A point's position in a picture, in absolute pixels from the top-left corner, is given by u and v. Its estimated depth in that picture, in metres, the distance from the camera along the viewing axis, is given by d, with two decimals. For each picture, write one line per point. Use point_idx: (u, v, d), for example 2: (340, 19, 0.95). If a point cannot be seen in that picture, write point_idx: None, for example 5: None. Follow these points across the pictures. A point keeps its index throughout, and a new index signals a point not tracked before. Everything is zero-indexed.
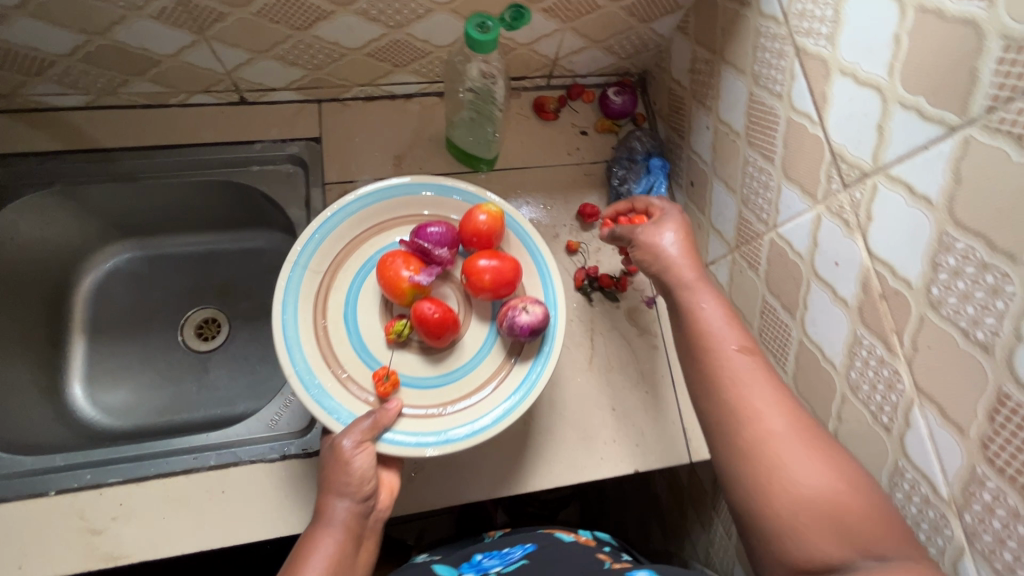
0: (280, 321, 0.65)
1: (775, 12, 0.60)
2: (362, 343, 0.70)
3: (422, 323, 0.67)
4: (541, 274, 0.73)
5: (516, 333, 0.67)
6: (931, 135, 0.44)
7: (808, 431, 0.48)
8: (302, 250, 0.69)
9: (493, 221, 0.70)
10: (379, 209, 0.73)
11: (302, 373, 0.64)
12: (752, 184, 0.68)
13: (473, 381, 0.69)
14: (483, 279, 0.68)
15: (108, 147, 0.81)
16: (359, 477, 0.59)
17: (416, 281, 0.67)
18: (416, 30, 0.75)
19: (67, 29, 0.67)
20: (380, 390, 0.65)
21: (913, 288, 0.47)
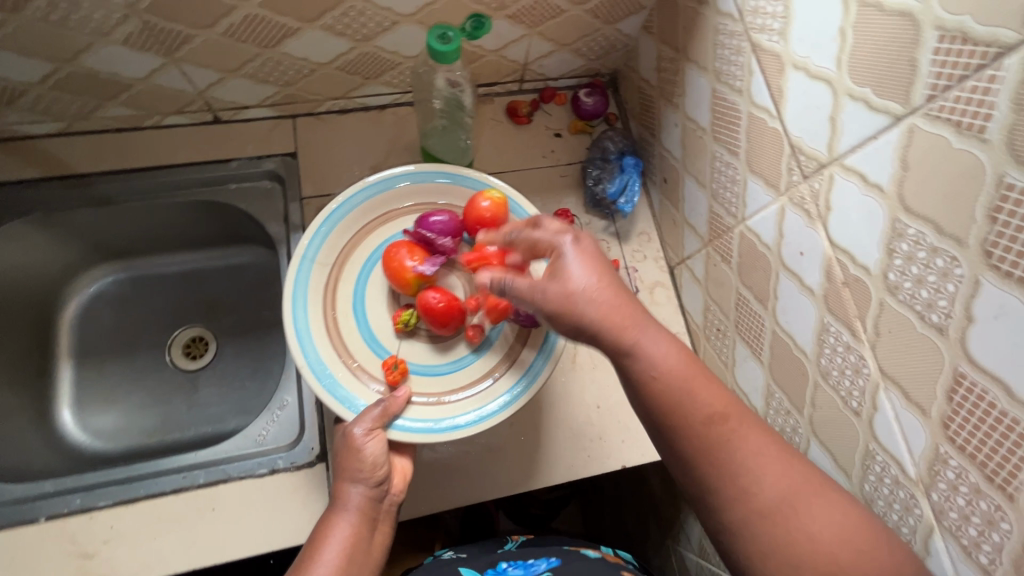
0: (290, 314, 0.66)
1: (730, 9, 0.61)
2: (370, 333, 0.70)
3: (428, 312, 0.68)
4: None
5: (522, 320, 0.67)
6: (880, 125, 0.45)
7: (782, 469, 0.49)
8: (310, 243, 0.70)
9: (496, 207, 0.70)
10: (384, 200, 0.74)
11: (313, 364, 0.64)
12: (720, 178, 0.69)
13: (485, 365, 0.70)
14: (491, 266, 0.68)
15: (85, 172, 0.82)
16: (371, 463, 0.61)
17: (421, 271, 0.69)
18: (384, 42, 0.76)
19: (36, 58, 0.67)
20: (390, 379, 0.66)
21: (872, 275, 0.48)
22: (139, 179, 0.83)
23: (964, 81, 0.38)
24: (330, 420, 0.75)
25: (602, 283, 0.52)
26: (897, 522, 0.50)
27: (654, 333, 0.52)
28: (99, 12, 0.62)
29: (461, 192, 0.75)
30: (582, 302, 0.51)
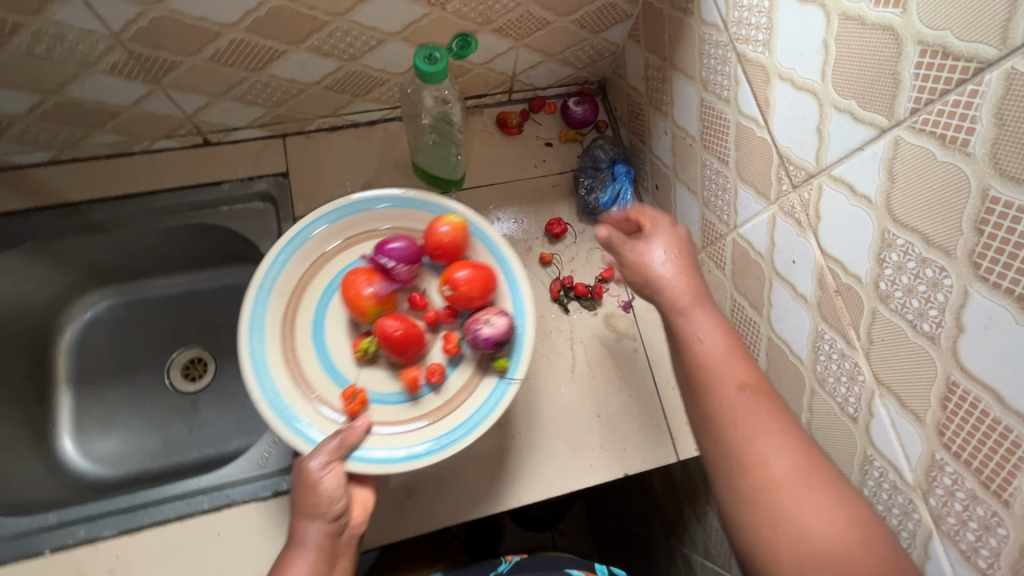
0: (247, 348, 0.67)
1: (714, 20, 0.62)
2: (330, 362, 0.71)
3: (385, 341, 0.68)
4: (509, 283, 0.72)
5: (480, 346, 0.68)
6: (865, 136, 0.46)
7: (800, 459, 0.50)
8: (267, 273, 0.70)
9: (455, 232, 0.71)
10: (343, 227, 0.74)
11: (271, 399, 0.65)
12: (711, 186, 0.70)
13: (448, 391, 0.70)
14: (460, 290, 0.69)
15: (75, 201, 0.81)
16: (328, 497, 0.61)
17: (379, 299, 0.70)
18: (371, 60, 0.75)
19: (22, 91, 0.67)
20: (349, 409, 0.67)
21: (864, 284, 0.49)
22: (130, 205, 0.83)
23: (946, 95, 0.39)
24: None
25: (676, 262, 0.61)
26: (897, 526, 0.51)
27: (706, 305, 0.59)
28: (83, 44, 0.62)
29: (421, 216, 0.75)
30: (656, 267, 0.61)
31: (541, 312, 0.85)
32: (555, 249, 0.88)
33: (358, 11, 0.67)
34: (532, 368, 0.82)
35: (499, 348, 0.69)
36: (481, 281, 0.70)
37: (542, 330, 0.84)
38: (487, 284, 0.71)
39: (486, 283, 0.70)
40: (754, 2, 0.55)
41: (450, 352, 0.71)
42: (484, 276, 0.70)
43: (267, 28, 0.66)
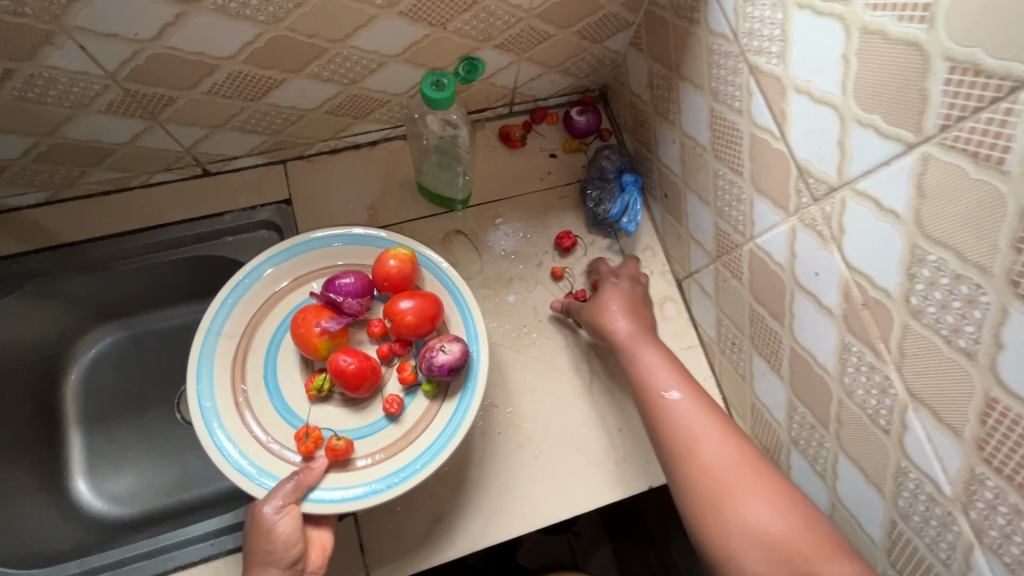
0: (195, 395, 0.66)
1: (723, 30, 0.61)
2: (284, 402, 0.70)
3: (339, 376, 0.67)
4: (462, 312, 0.72)
5: (435, 374, 0.67)
6: (891, 151, 0.45)
7: (743, 458, 0.61)
8: (214, 317, 0.69)
9: (402, 263, 0.70)
10: (292, 265, 0.74)
11: (221, 446, 0.65)
12: (724, 196, 0.69)
13: (411, 419, 0.70)
14: (405, 321, 0.68)
15: (75, 241, 0.79)
16: (283, 542, 0.60)
17: (328, 334, 0.68)
18: (371, 83, 0.74)
19: (15, 135, 0.65)
20: (303, 450, 0.66)
21: (893, 298, 0.48)
22: (131, 242, 0.81)
23: (978, 112, 0.38)
24: None
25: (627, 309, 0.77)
26: (935, 538, 0.51)
27: (652, 341, 0.74)
28: (78, 85, 0.60)
29: (372, 249, 0.75)
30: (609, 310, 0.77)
31: (556, 327, 0.84)
32: (566, 262, 0.87)
33: (358, 36, 0.65)
34: (551, 385, 0.81)
35: (455, 377, 0.68)
36: (430, 311, 0.69)
37: (557, 346, 0.83)
38: (437, 314, 0.70)
39: (435, 313, 0.69)
40: (766, 13, 0.54)
41: (408, 380, 0.70)
42: (431, 307, 0.69)
43: (266, 59, 0.64)
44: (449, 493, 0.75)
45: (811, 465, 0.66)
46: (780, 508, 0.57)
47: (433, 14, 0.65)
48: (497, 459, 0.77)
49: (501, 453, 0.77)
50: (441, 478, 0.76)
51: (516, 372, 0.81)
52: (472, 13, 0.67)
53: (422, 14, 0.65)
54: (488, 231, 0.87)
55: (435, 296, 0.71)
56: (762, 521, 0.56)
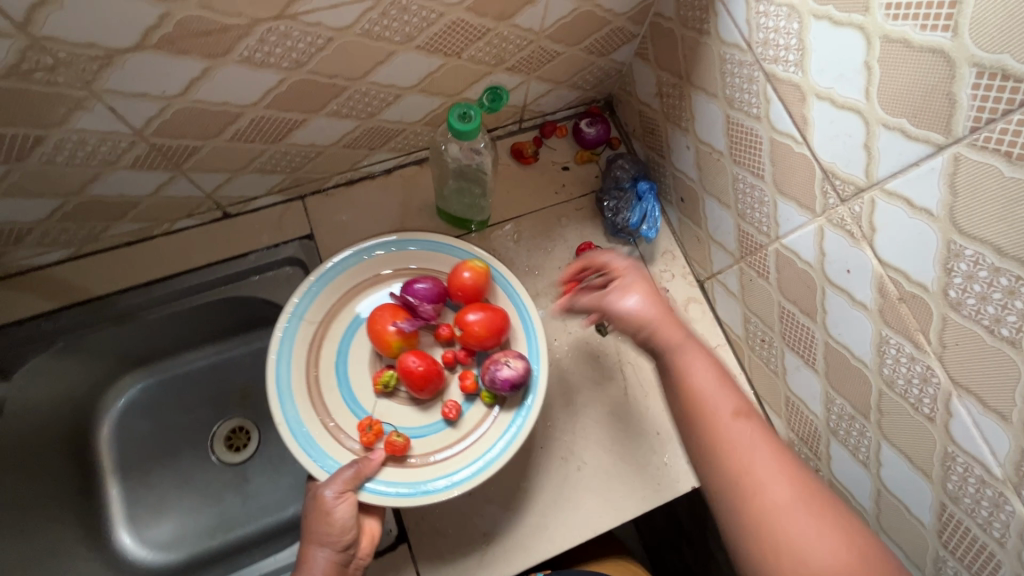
0: (274, 372, 0.72)
1: (736, 40, 0.62)
2: (351, 393, 0.75)
3: (407, 376, 0.73)
4: (526, 330, 0.77)
5: (496, 386, 0.72)
6: (921, 153, 0.47)
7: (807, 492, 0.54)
8: (299, 303, 0.75)
9: (476, 277, 0.76)
10: (371, 263, 0.79)
11: (291, 423, 0.70)
12: (745, 199, 0.71)
13: (466, 425, 0.75)
14: (473, 332, 0.74)
15: (101, 294, 0.79)
16: (340, 528, 0.66)
17: (402, 334, 0.74)
18: (388, 115, 0.75)
19: (43, 197, 0.65)
20: (364, 440, 0.71)
21: (931, 292, 0.50)
22: (158, 290, 0.81)
23: (1008, 114, 0.40)
24: None
25: (652, 301, 0.62)
26: (988, 517, 0.52)
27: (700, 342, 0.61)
28: (106, 143, 0.60)
29: (450, 259, 0.81)
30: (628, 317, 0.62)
31: (585, 338, 0.85)
32: None
33: (377, 73, 0.66)
34: (586, 396, 0.83)
35: (514, 392, 0.73)
36: (497, 326, 0.74)
37: (589, 356, 0.85)
38: (503, 330, 0.75)
39: (501, 329, 0.74)
40: (781, 23, 0.56)
41: (469, 388, 0.75)
42: (499, 322, 0.74)
43: (288, 102, 0.64)
44: (500, 512, 0.76)
45: (852, 454, 0.68)
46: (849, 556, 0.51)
47: (448, 45, 0.66)
48: (543, 474, 0.78)
49: (545, 467, 0.79)
50: (490, 497, 0.77)
51: (551, 386, 0.82)
52: (486, 41, 0.68)
53: (438, 46, 0.65)
54: (509, 249, 0.88)
55: (504, 312, 0.76)
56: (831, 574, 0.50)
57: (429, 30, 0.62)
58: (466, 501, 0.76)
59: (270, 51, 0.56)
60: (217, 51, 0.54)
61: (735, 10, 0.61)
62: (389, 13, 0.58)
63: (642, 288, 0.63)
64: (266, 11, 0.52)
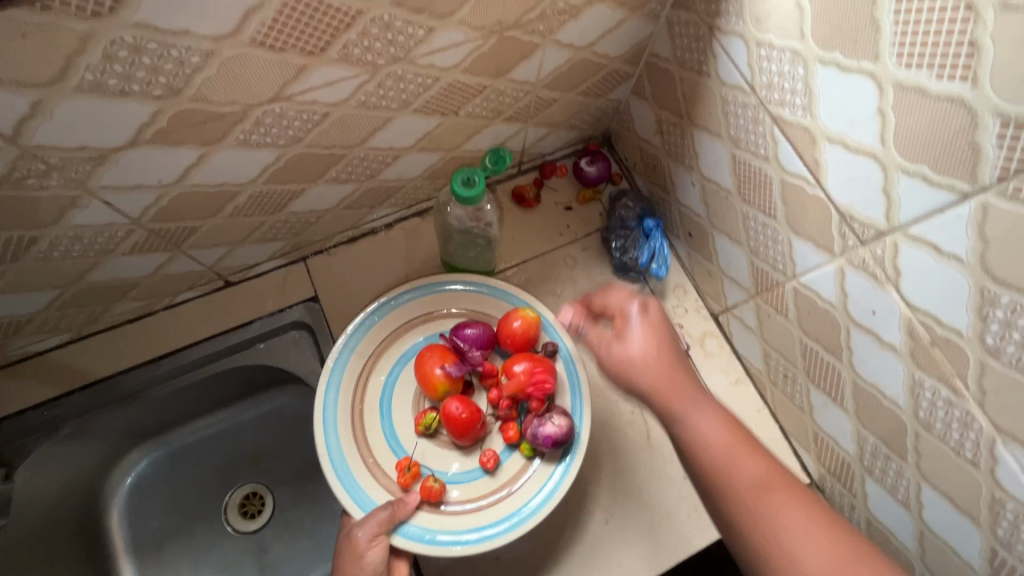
0: (322, 401, 0.74)
1: (739, 82, 0.61)
2: (392, 430, 0.76)
3: (449, 422, 0.72)
4: (571, 384, 0.76)
5: (539, 442, 0.71)
6: (945, 200, 0.45)
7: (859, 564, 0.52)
8: (351, 335, 0.77)
9: (527, 326, 0.75)
10: (425, 301, 0.80)
11: (332, 452, 0.72)
12: (758, 237, 0.69)
13: (503, 474, 0.74)
14: (519, 382, 0.72)
15: (104, 376, 0.77)
16: (371, 570, 0.65)
17: (448, 377, 0.72)
18: (388, 174, 0.74)
19: (40, 290, 0.63)
20: (402, 481, 0.71)
21: (966, 337, 0.48)
22: (163, 366, 0.79)
23: None
24: (433, 571, 0.73)
25: (657, 348, 0.63)
26: None
27: (698, 396, 0.62)
28: (103, 235, 0.58)
29: (501, 304, 0.81)
30: (639, 369, 0.62)
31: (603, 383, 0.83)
32: None
33: (375, 138, 0.64)
34: (608, 444, 0.80)
35: (554, 449, 0.72)
36: (544, 378, 0.72)
37: (608, 401, 0.82)
38: (549, 383, 0.74)
39: (549, 382, 0.72)
40: (785, 68, 0.55)
41: (510, 440, 0.74)
42: (547, 374, 0.73)
43: (286, 176, 0.63)
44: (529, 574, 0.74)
45: (891, 494, 0.65)
46: None
47: (445, 105, 0.65)
48: (570, 530, 0.76)
49: (573, 522, 0.76)
50: (516, 559, 0.74)
51: None
52: (482, 97, 0.67)
53: (436, 107, 0.64)
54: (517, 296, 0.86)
55: (553, 363, 0.75)
56: None
57: (426, 94, 0.61)
58: (494, 565, 0.74)
59: (266, 131, 0.55)
60: (212, 138, 0.52)
61: (734, 54, 0.60)
62: (384, 84, 0.56)
63: (644, 334, 0.64)
64: (260, 96, 0.50)
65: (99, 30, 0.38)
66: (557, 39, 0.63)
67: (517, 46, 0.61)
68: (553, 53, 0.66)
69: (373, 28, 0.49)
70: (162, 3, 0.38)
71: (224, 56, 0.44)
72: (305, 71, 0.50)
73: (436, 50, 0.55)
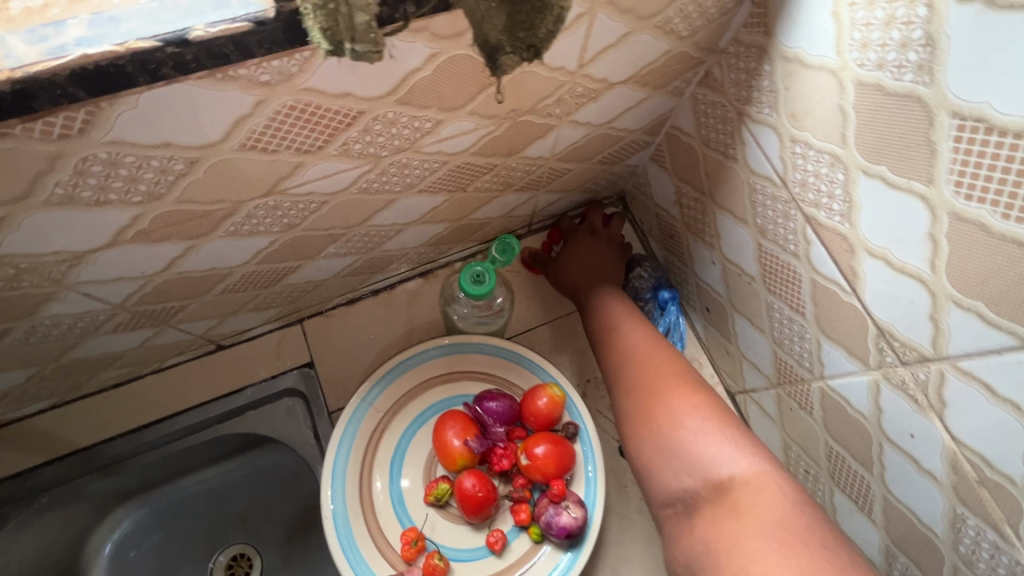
0: (332, 458, 0.69)
1: (769, 173, 0.57)
2: (400, 496, 0.72)
3: (462, 498, 0.67)
4: (588, 469, 0.71)
5: (551, 531, 0.66)
6: (1002, 342, 0.41)
7: (680, 377, 0.64)
8: (371, 390, 0.72)
9: (552, 405, 0.70)
10: (450, 361, 0.76)
11: (336, 513, 0.68)
12: (783, 328, 0.64)
13: (508, 556, 0.70)
14: (537, 466, 0.68)
15: (87, 445, 0.74)
16: None
17: (467, 453, 0.69)
18: (391, 245, 0.70)
19: (18, 368, 0.59)
20: (405, 553, 0.67)
21: (1020, 486, 0.43)
22: (149, 434, 0.75)
23: None
24: None
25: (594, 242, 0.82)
26: None
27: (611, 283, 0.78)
28: (83, 320, 0.55)
29: (526, 373, 0.76)
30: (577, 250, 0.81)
31: (611, 464, 0.79)
32: None
33: (377, 217, 0.60)
34: (614, 533, 0.75)
35: (564, 540, 0.67)
36: (564, 465, 0.68)
37: (616, 485, 0.78)
38: (568, 468, 0.69)
39: (567, 469, 0.69)
40: (822, 169, 0.50)
41: (520, 522, 0.69)
42: (567, 459, 0.69)
43: (281, 256, 0.59)
44: None
45: None
46: (704, 416, 0.59)
47: (452, 184, 0.61)
48: None
49: None
50: None
51: None
52: (493, 173, 0.63)
53: (443, 186, 0.60)
54: None
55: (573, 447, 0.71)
56: (687, 435, 0.58)
57: (432, 176, 0.57)
58: None
59: (258, 222, 0.51)
60: (200, 232, 0.48)
61: (766, 144, 0.56)
62: (388, 171, 0.52)
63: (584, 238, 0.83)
64: (253, 192, 0.46)
65: (68, 149, 0.34)
66: (574, 119, 0.59)
67: (531, 129, 0.57)
68: (570, 131, 0.61)
69: (375, 125, 0.45)
70: (139, 120, 0.34)
71: (210, 161, 0.41)
72: (301, 168, 0.46)
73: (444, 139, 0.51)
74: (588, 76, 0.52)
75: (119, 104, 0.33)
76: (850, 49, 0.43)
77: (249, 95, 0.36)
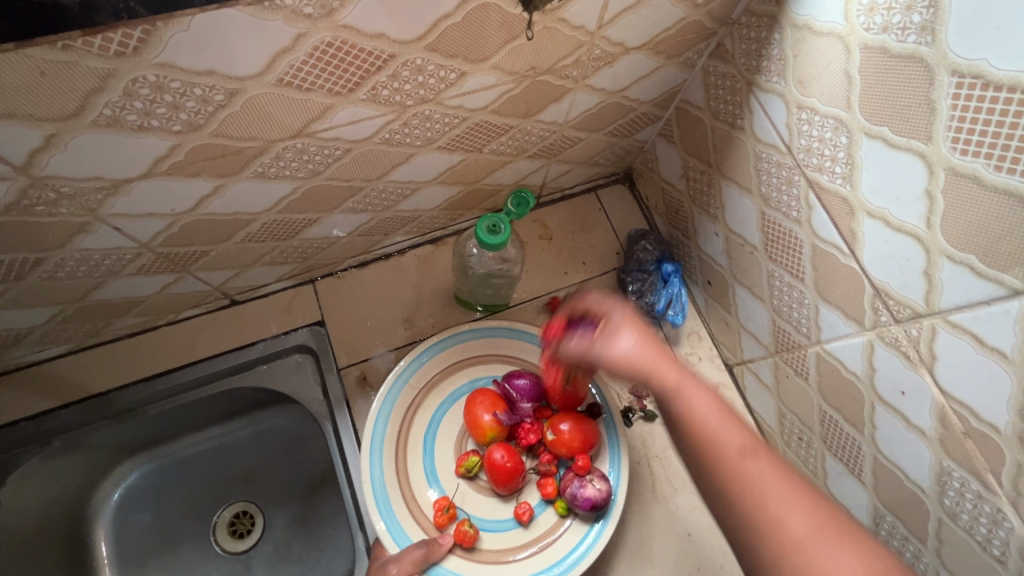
0: (371, 429, 0.71)
1: (775, 141, 0.59)
2: (432, 467, 0.73)
3: (492, 469, 0.69)
4: (612, 448, 0.73)
5: (577, 504, 0.68)
6: (993, 293, 0.43)
7: (830, 522, 0.43)
8: (408, 365, 0.74)
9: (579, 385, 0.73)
10: (482, 343, 0.78)
11: (375, 481, 0.69)
12: (783, 297, 0.66)
13: (535, 528, 0.71)
14: (565, 442, 0.70)
15: (101, 391, 0.75)
16: None
17: (498, 426, 0.71)
18: (405, 205, 0.72)
19: (42, 305, 0.61)
20: (437, 520, 0.69)
21: (1003, 434, 0.46)
22: (161, 383, 0.77)
23: None
24: None
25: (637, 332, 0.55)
26: None
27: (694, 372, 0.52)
28: (110, 257, 0.57)
29: None
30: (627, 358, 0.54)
31: None
32: None
33: (395, 172, 0.62)
34: None
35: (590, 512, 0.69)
36: (590, 441, 0.70)
37: None
38: (593, 445, 0.71)
39: (592, 446, 0.71)
40: (827, 134, 0.53)
41: (547, 495, 0.71)
42: (593, 436, 0.71)
43: (300, 206, 0.61)
44: None
45: None
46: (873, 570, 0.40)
47: (469, 143, 0.63)
48: None
49: None
50: None
51: None
52: (508, 136, 0.65)
53: (460, 145, 0.63)
54: None
55: (598, 425, 0.73)
56: None
57: (451, 132, 0.59)
58: None
59: (285, 165, 0.53)
60: (229, 170, 0.50)
61: (773, 112, 0.58)
62: (410, 123, 0.54)
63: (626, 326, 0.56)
64: (284, 132, 0.49)
65: (121, 68, 0.36)
66: (589, 84, 0.61)
67: (548, 90, 0.59)
68: (584, 97, 0.64)
69: (403, 71, 0.47)
70: (188, 44, 0.36)
71: (247, 95, 0.43)
72: (330, 111, 0.48)
73: (466, 93, 0.54)
74: (605, 38, 0.54)
75: (173, 25, 0.35)
76: (857, 14, 0.46)
77: (291, 28, 0.38)
